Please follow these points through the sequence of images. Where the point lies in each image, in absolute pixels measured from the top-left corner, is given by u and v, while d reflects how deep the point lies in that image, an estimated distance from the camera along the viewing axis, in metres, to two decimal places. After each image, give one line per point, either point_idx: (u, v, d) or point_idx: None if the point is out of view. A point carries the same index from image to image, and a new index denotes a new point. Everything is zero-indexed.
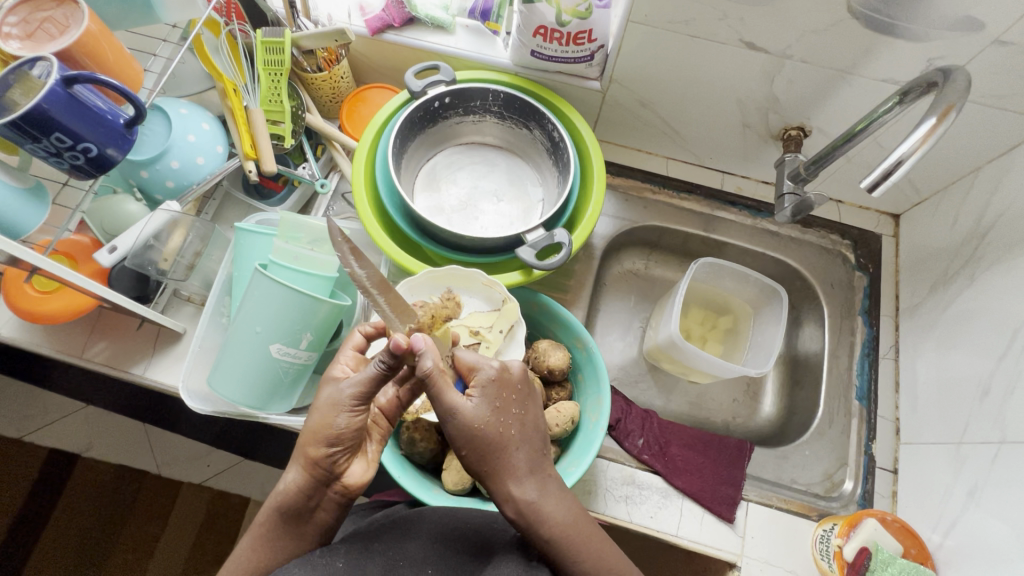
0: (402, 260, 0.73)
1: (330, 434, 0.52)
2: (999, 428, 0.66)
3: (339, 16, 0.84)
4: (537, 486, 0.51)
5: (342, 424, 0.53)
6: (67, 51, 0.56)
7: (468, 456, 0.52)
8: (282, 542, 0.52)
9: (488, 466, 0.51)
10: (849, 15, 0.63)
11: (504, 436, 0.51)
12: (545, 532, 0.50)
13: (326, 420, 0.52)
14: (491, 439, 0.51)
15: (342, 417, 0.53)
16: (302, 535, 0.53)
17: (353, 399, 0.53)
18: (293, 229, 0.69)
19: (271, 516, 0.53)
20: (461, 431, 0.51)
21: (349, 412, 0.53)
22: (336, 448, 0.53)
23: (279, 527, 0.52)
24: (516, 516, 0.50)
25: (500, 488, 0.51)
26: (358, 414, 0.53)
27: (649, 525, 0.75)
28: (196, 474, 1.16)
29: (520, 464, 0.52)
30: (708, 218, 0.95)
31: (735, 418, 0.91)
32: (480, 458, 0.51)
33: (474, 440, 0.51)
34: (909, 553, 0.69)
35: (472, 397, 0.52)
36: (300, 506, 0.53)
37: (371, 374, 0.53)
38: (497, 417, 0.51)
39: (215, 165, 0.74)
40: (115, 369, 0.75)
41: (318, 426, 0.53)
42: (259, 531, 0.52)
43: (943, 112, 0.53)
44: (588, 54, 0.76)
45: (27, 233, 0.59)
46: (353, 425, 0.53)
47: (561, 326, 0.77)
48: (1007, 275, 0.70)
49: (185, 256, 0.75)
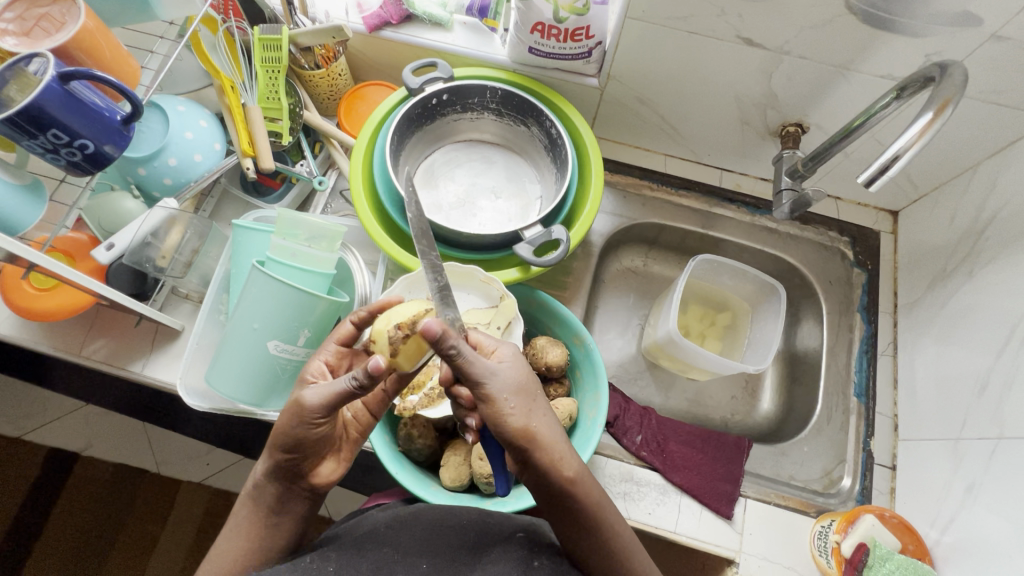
0: (399, 256, 0.73)
1: (290, 441, 0.52)
2: (998, 423, 0.66)
3: (337, 13, 0.84)
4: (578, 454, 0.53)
5: (302, 433, 0.51)
6: (63, 47, 0.56)
7: (512, 411, 0.49)
8: (255, 535, 0.53)
9: (533, 424, 0.49)
10: (846, 10, 0.62)
11: (539, 397, 0.52)
12: (592, 495, 0.51)
13: (287, 427, 0.51)
14: (531, 397, 0.51)
15: (301, 427, 0.51)
16: (274, 529, 0.54)
17: (315, 409, 0.50)
18: (291, 226, 0.67)
19: (244, 508, 0.55)
20: (503, 387, 0.49)
21: (309, 422, 0.51)
22: (296, 453, 0.53)
23: (250, 521, 0.54)
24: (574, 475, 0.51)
25: (548, 450, 0.50)
26: (319, 425, 0.51)
27: (647, 522, 0.75)
28: (196, 472, 1.16)
29: (556, 429, 0.51)
30: (707, 215, 0.95)
31: (734, 414, 0.91)
32: (525, 413, 0.49)
33: (521, 392, 0.50)
34: (907, 549, 0.69)
35: (502, 361, 0.52)
36: (269, 501, 0.54)
37: (342, 390, 0.50)
38: (531, 380, 0.52)
39: (213, 162, 0.74)
40: (114, 367, 0.75)
41: (280, 432, 0.52)
42: (235, 522, 0.54)
43: (940, 107, 0.53)
44: (587, 51, 0.76)
45: (24, 230, 0.59)
46: (314, 434, 0.52)
47: (560, 323, 0.76)
48: (1005, 270, 0.70)
49: (182, 253, 0.74)
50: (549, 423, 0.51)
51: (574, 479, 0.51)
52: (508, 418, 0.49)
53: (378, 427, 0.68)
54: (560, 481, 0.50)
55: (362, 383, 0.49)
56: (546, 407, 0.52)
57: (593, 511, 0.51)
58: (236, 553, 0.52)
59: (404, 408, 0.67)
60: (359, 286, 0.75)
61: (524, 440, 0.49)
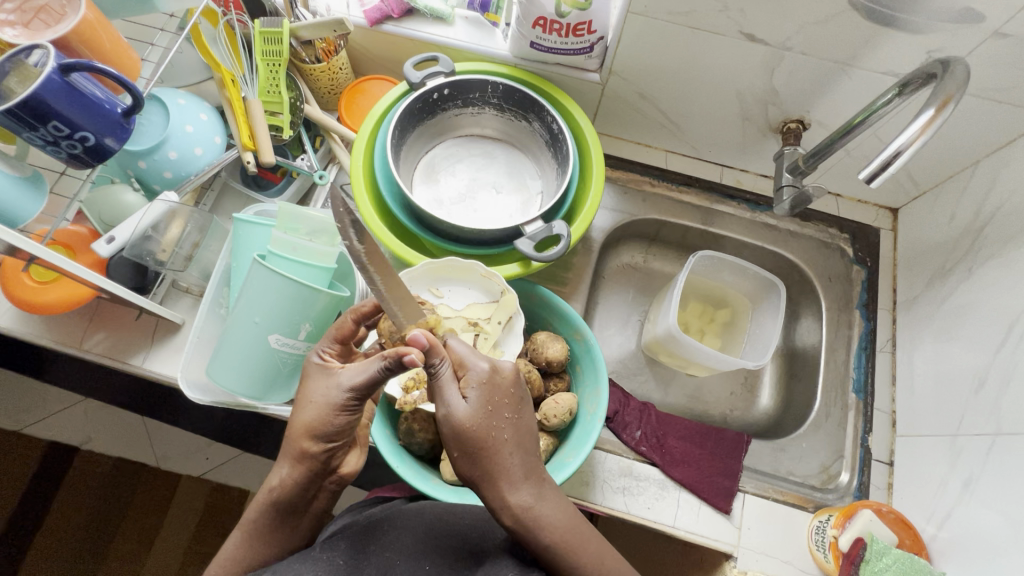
0: (368, 218, 0.73)
1: (331, 432, 0.53)
2: (996, 420, 0.66)
3: (338, 7, 0.84)
4: (534, 492, 0.51)
5: (338, 423, 0.53)
6: (63, 39, 0.56)
7: (457, 455, 0.51)
8: (279, 537, 0.53)
9: (476, 471, 0.51)
10: (850, 6, 0.63)
11: (494, 438, 0.51)
12: (544, 539, 0.49)
13: (326, 420, 0.53)
14: (482, 442, 0.51)
15: (341, 416, 0.53)
16: (298, 526, 0.55)
17: (353, 398, 0.53)
18: (291, 219, 0.68)
19: (264, 513, 0.53)
20: (452, 430, 0.51)
21: (348, 411, 0.54)
22: (334, 443, 0.54)
23: (277, 524, 0.53)
24: (513, 524, 0.50)
25: (495, 494, 0.50)
26: (353, 413, 0.54)
27: (646, 516, 0.75)
28: (195, 466, 1.17)
29: (514, 469, 0.51)
30: (707, 211, 0.95)
31: (734, 410, 0.92)
32: (469, 462, 0.51)
33: (462, 440, 0.51)
34: (904, 544, 0.70)
35: (467, 395, 0.52)
36: (298, 499, 0.54)
37: (373, 372, 0.52)
38: (485, 421, 0.51)
39: (213, 156, 0.74)
40: (114, 360, 0.75)
41: (317, 426, 0.53)
42: (257, 528, 0.53)
43: (941, 104, 0.53)
44: (588, 46, 0.76)
45: (25, 222, 0.59)
46: (348, 423, 0.54)
47: (560, 318, 0.76)
48: (1004, 267, 0.70)
49: (183, 247, 0.75)
50: (502, 467, 0.51)
51: (512, 526, 0.50)
52: (455, 460, 0.52)
53: (377, 421, 0.68)
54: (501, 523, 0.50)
55: (392, 370, 0.51)
56: (506, 446, 0.51)
57: (542, 555, 0.49)
58: (262, 559, 0.52)
59: (406, 403, 0.67)
60: (361, 280, 0.75)
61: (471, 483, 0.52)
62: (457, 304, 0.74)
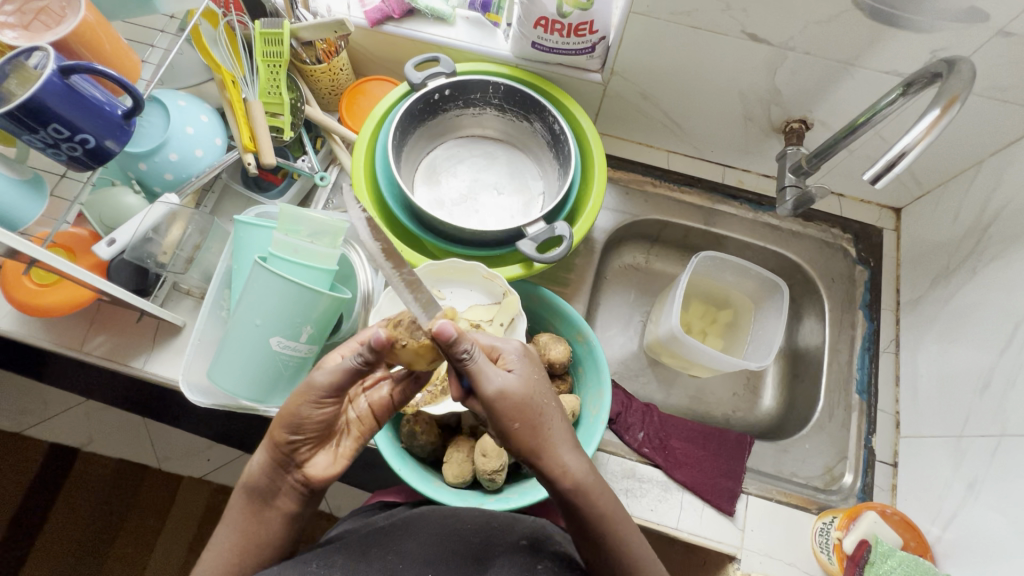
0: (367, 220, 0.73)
1: (295, 423, 0.52)
2: (1001, 421, 0.66)
3: (338, 8, 0.83)
4: (583, 459, 0.51)
5: (304, 415, 0.52)
6: (63, 41, 0.55)
7: (520, 427, 0.49)
8: (243, 528, 0.53)
9: (538, 438, 0.49)
10: (853, 6, 0.62)
11: (545, 405, 0.50)
12: (596, 506, 0.50)
13: (292, 409, 0.52)
14: (537, 409, 0.50)
15: (309, 409, 0.51)
16: (261, 521, 0.53)
17: (324, 391, 0.51)
18: (293, 221, 0.67)
19: (239, 495, 0.55)
20: (511, 402, 0.48)
21: (316, 405, 0.51)
22: (297, 436, 0.53)
23: (246, 512, 0.54)
24: (573, 487, 0.49)
25: (553, 462, 0.49)
26: (323, 408, 0.52)
27: (649, 518, 0.75)
28: (196, 468, 1.17)
29: (564, 435, 0.51)
30: (709, 211, 0.95)
31: (736, 411, 0.91)
32: (531, 431, 0.49)
33: (522, 409, 0.49)
34: (908, 545, 0.70)
35: (511, 368, 0.50)
36: (263, 488, 0.54)
37: (345, 366, 0.51)
38: (537, 387, 0.50)
39: (213, 157, 0.74)
40: (115, 363, 0.75)
41: (283, 413, 0.52)
42: (228, 511, 0.54)
43: (947, 104, 0.53)
44: (590, 46, 0.76)
45: (25, 225, 0.59)
46: (317, 417, 0.52)
47: (562, 319, 0.76)
48: (1008, 268, 0.70)
49: (184, 248, 0.74)
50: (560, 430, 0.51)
51: (572, 490, 0.49)
52: (516, 435, 0.49)
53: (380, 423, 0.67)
54: (560, 492, 0.49)
55: (367, 360, 0.50)
56: (553, 415, 0.51)
57: (596, 523, 0.50)
58: (228, 548, 0.52)
59: (407, 406, 0.68)
60: (362, 282, 0.76)
61: (532, 455, 0.49)
62: (459, 306, 0.74)
